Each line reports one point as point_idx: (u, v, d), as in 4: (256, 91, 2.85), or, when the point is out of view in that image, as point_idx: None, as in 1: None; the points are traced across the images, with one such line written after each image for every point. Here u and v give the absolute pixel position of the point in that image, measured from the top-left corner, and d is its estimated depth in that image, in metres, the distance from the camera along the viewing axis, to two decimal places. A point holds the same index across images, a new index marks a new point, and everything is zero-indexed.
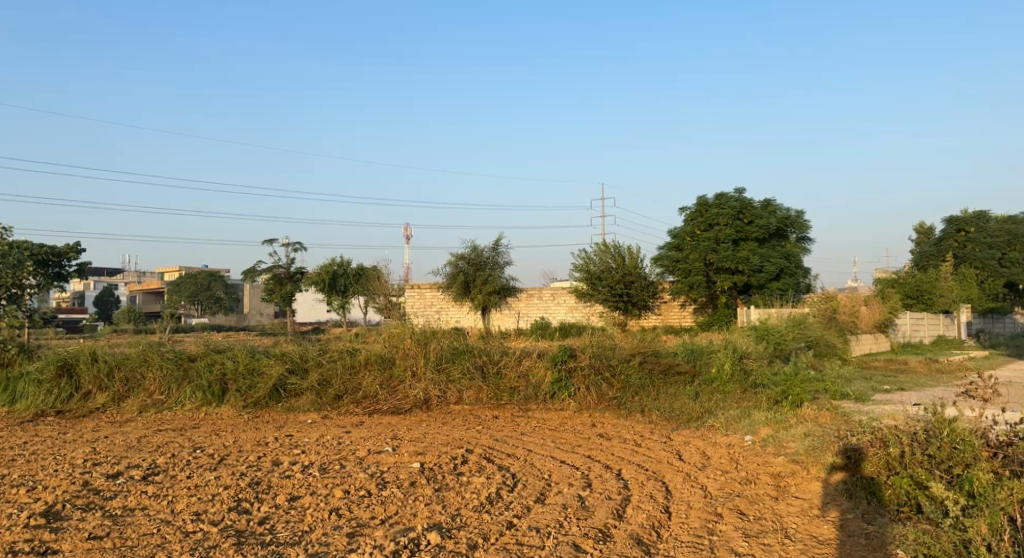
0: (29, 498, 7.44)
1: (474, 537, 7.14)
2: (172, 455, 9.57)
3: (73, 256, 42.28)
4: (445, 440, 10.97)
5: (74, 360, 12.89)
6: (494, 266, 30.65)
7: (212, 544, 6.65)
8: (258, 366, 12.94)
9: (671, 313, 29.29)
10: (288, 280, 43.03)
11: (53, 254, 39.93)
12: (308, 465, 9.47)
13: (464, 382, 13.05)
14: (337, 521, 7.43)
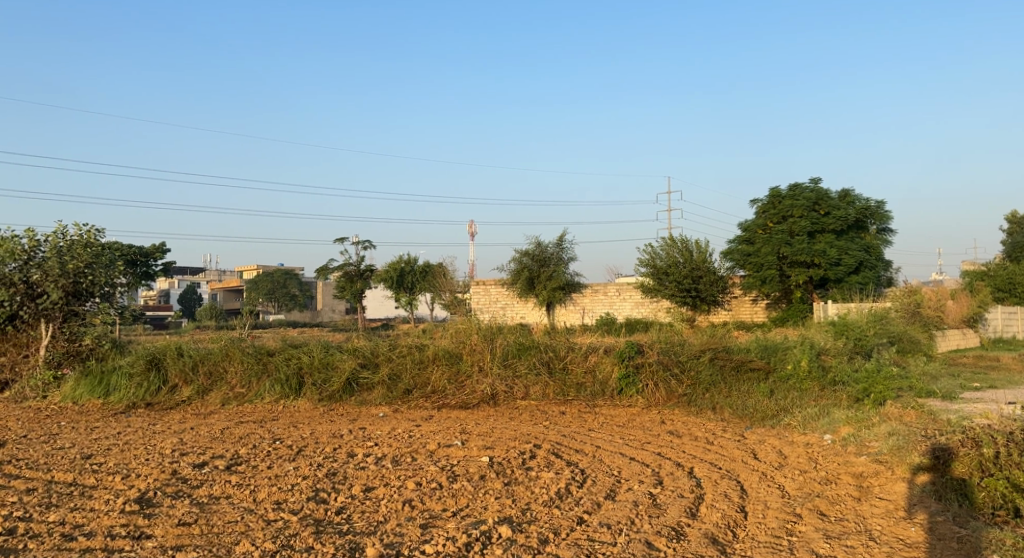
0: (123, 485, 7.78)
1: (546, 532, 7.15)
2: (253, 446, 9.85)
3: (159, 255, 44.05)
4: (513, 435, 11.00)
5: (161, 354, 13.38)
6: (559, 262, 30.60)
7: (292, 532, 6.81)
8: (331, 361, 13.24)
9: (743, 309, 28.79)
10: (358, 278, 43.84)
11: (141, 254, 41.63)
12: (381, 457, 9.63)
13: (531, 378, 13.07)
14: (410, 512, 7.53)
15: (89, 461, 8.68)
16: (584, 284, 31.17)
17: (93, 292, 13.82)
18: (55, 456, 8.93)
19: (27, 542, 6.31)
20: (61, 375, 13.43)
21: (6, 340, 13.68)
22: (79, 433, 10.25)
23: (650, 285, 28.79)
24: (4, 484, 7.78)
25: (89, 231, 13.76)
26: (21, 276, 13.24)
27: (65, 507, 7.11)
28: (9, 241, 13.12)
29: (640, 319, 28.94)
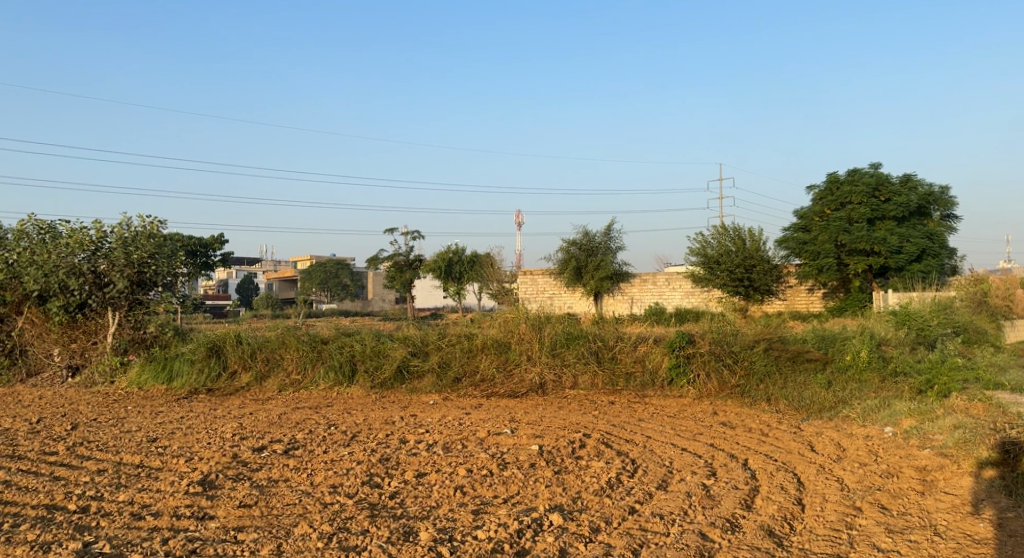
0: (187, 468, 7.98)
1: (597, 521, 7.12)
2: (310, 431, 10.01)
3: (218, 246, 45.18)
4: (563, 424, 10.98)
5: (221, 342, 13.68)
6: (607, 251, 30.36)
7: (348, 515, 6.91)
8: (383, 349, 13.37)
9: (798, 298, 28.27)
10: (407, 268, 44.23)
11: (201, 245, 42.70)
12: (432, 444, 9.70)
13: (580, 367, 13.01)
14: (462, 498, 7.57)
15: (154, 444, 8.92)
16: (633, 273, 30.92)
17: (157, 281, 14.15)
18: (122, 439, 9.20)
19: (99, 520, 6.51)
20: (127, 361, 13.83)
21: (75, 328, 13.97)
22: (144, 417, 10.55)
23: (701, 275, 28.39)
24: (76, 465, 8.05)
25: (152, 222, 14.10)
26: (88, 266, 13.57)
27: (133, 488, 7.32)
28: (78, 232, 13.50)
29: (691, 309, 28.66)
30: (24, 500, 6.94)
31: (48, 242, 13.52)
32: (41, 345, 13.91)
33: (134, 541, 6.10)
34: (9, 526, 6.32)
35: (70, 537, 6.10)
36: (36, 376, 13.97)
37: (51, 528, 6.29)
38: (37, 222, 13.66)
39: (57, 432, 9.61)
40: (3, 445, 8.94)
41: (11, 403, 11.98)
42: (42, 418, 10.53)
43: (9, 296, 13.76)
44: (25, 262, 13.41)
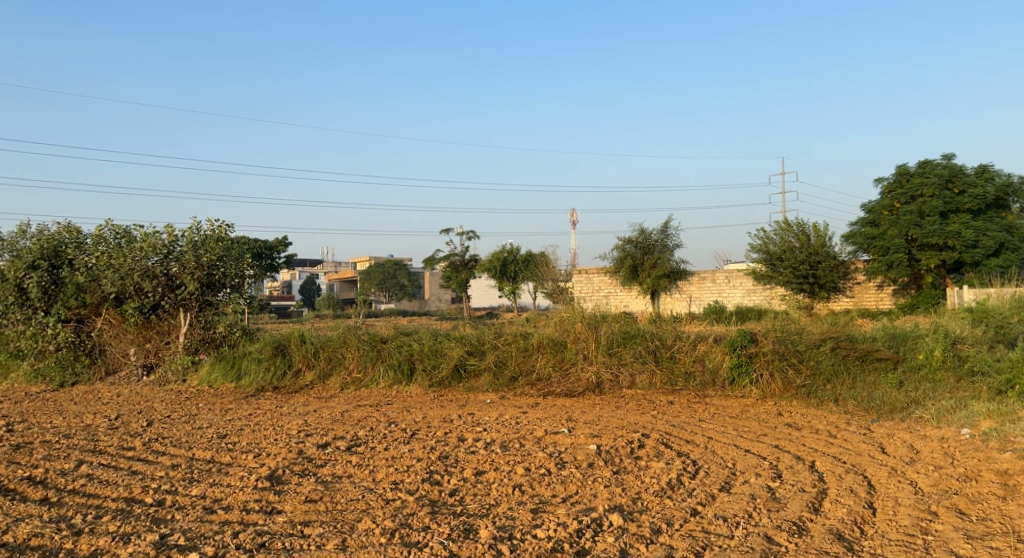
0: (255, 463, 8.13)
1: (658, 522, 7.00)
2: (371, 429, 10.11)
3: (282, 248, 46.20)
4: (621, 424, 10.86)
5: (286, 341, 13.94)
6: (664, 249, 29.94)
7: (410, 512, 6.93)
8: (440, 348, 13.44)
9: (867, 296, 27.48)
10: (463, 267, 44.46)
11: (266, 247, 43.68)
12: (490, 442, 9.70)
13: (638, 366, 12.84)
14: (521, 497, 7.53)
15: (224, 440, 9.12)
16: (691, 270, 30.51)
17: (226, 283, 14.46)
18: (194, 435, 9.44)
19: (174, 513, 6.67)
20: (198, 360, 14.16)
21: (150, 329, 14.40)
22: (215, 414, 10.80)
23: (763, 273, 27.85)
24: (152, 460, 8.27)
25: (220, 226, 14.44)
26: (161, 269, 13.94)
27: (205, 482, 7.48)
28: (151, 236, 13.94)
29: (752, 307, 28.18)
30: (104, 493, 7.17)
31: (123, 247, 13.95)
32: (118, 344, 14.38)
33: (206, 534, 6.23)
34: (92, 517, 6.53)
35: (147, 529, 6.26)
36: (114, 375, 14.52)
37: (129, 520, 6.47)
38: (114, 227, 14.17)
39: (134, 428, 9.91)
40: (85, 440, 9.26)
41: (90, 400, 12.42)
42: (119, 415, 10.86)
43: (88, 299, 14.00)
44: (102, 267, 13.80)
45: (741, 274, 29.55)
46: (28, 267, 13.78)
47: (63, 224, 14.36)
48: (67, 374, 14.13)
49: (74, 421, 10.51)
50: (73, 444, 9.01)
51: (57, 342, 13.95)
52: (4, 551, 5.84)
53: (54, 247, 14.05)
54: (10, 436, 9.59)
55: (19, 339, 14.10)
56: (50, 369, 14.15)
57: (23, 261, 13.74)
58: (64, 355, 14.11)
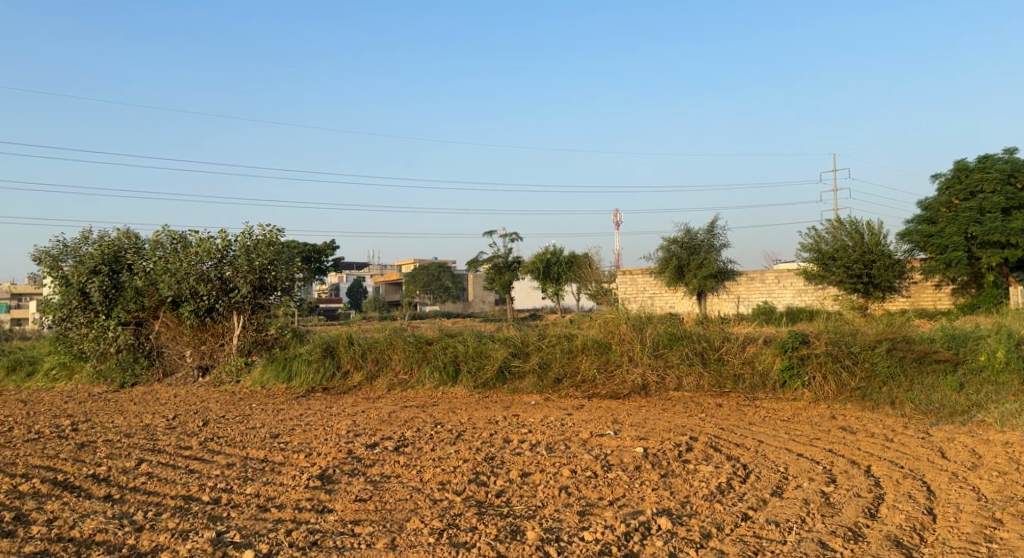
0: (307, 462, 8.21)
1: (708, 526, 6.87)
2: (417, 429, 10.14)
3: (329, 252, 46.80)
4: (668, 426, 10.70)
5: (335, 343, 14.08)
6: (711, 248, 29.53)
7: (457, 512, 6.91)
8: (484, 350, 13.44)
9: (924, 296, 26.60)
10: (506, 269, 44.50)
11: (315, 251, 44.25)
12: (536, 444, 9.64)
13: (685, 368, 12.66)
14: (567, 499, 7.46)
15: (276, 440, 9.23)
16: (739, 271, 30.10)
17: (277, 286, 14.66)
18: (248, 434, 9.57)
19: (229, 511, 6.75)
20: (251, 361, 14.44)
21: (205, 331, 14.63)
22: (267, 414, 10.95)
23: (814, 272, 27.28)
24: (208, 459, 8.40)
25: (272, 230, 14.61)
26: (215, 273, 14.18)
27: (259, 480, 7.58)
28: (206, 241, 14.16)
29: (803, 307, 27.65)
30: (163, 490, 7.30)
31: (179, 252, 14.20)
32: (175, 346, 14.67)
33: (261, 532, 6.29)
34: (152, 514, 6.64)
35: (204, 526, 6.35)
36: (171, 376, 14.78)
37: (187, 517, 6.57)
38: (170, 232, 14.40)
39: (191, 427, 10.10)
40: (144, 439, 9.45)
41: (149, 400, 12.71)
42: (176, 415, 11.07)
43: (146, 303, 14.32)
44: (159, 271, 14.02)
45: (791, 274, 28.97)
46: (90, 271, 14.16)
47: (122, 230, 14.63)
48: (126, 375, 14.41)
49: (133, 421, 10.75)
50: (133, 443, 9.20)
51: (118, 344, 14.35)
52: (71, 546, 5.98)
53: (114, 253, 14.35)
54: (72, 435, 9.83)
55: (82, 341, 14.45)
56: (111, 370, 14.50)
57: (86, 266, 14.12)
58: (125, 356, 14.48)
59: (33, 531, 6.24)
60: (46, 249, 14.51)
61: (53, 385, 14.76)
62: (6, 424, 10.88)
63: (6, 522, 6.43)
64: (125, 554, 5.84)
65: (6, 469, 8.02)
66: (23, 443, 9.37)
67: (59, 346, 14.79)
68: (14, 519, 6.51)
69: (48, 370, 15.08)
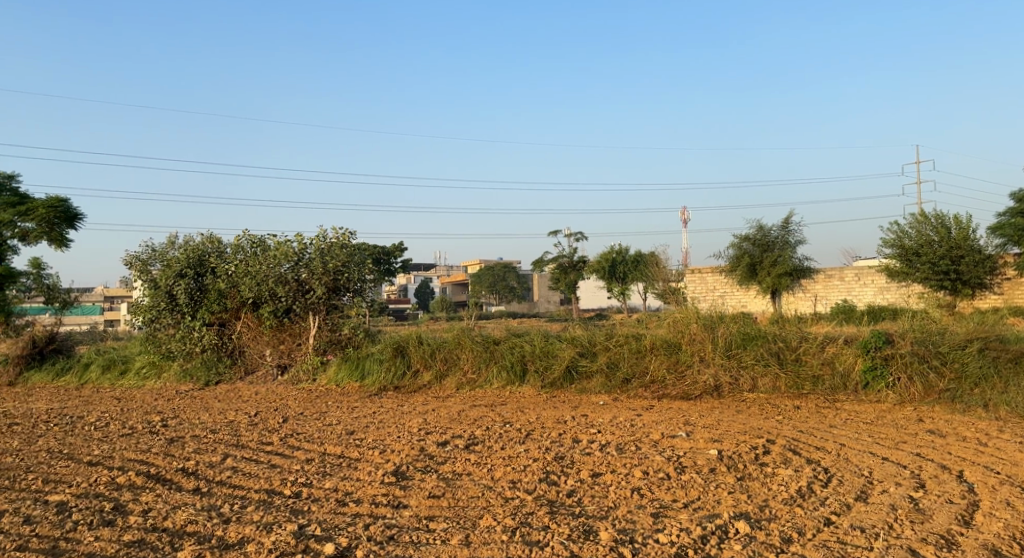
0: (380, 459, 8.25)
1: (789, 531, 6.62)
2: (487, 428, 10.10)
3: (397, 254, 47.44)
4: (743, 429, 10.40)
5: (405, 342, 14.17)
6: (784, 245, 28.77)
7: (529, 511, 6.82)
8: (551, 349, 13.33)
9: (1017, 292, 25.34)
10: (571, 269, 44.33)
11: (384, 253, 44.96)
12: (606, 444, 9.48)
13: (760, 369, 12.29)
14: (640, 500, 7.29)
15: (351, 437, 9.32)
16: (815, 269, 29.32)
17: (349, 287, 14.89)
18: (325, 431, 9.70)
19: (310, 504, 6.83)
20: (327, 360, 14.64)
21: (283, 331, 14.91)
22: (342, 412, 11.09)
23: (897, 269, 26.35)
24: (288, 454, 8.54)
25: (345, 232, 14.82)
26: (292, 275, 14.46)
27: (336, 476, 7.65)
28: (283, 244, 14.49)
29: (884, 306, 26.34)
30: (248, 484, 7.44)
31: (259, 255, 14.56)
32: (255, 345, 15.00)
33: (340, 526, 6.34)
34: (238, 507, 6.75)
35: (287, 519, 6.44)
36: (253, 374, 15.08)
37: (271, 510, 6.67)
38: (250, 236, 14.79)
39: (271, 424, 10.30)
40: (228, 435, 9.69)
41: (232, 398, 13.05)
42: (257, 411, 11.33)
43: (229, 304, 14.71)
44: (240, 274, 14.46)
45: (872, 271, 28.15)
46: (177, 275, 14.62)
47: (205, 235, 15.09)
48: (211, 374, 14.89)
49: (218, 417, 11.04)
50: (219, 439, 9.44)
51: (203, 344, 14.80)
52: (165, 536, 6.14)
53: (199, 257, 14.81)
54: (162, 431, 10.15)
55: (169, 341, 14.93)
56: (196, 369, 14.94)
57: (172, 270, 14.57)
58: (209, 356, 14.95)
59: (130, 521, 6.43)
60: (135, 254, 15.04)
61: (143, 383, 15.29)
62: (101, 419, 11.31)
63: (104, 512, 6.63)
64: (213, 545, 5.95)
65: (104, 463, 8.31)
66: (117, 438, 9.71)
67: (149, 345, 15.31)
68: (113, 509, 6.73)
69: (139, 368, 15.63)
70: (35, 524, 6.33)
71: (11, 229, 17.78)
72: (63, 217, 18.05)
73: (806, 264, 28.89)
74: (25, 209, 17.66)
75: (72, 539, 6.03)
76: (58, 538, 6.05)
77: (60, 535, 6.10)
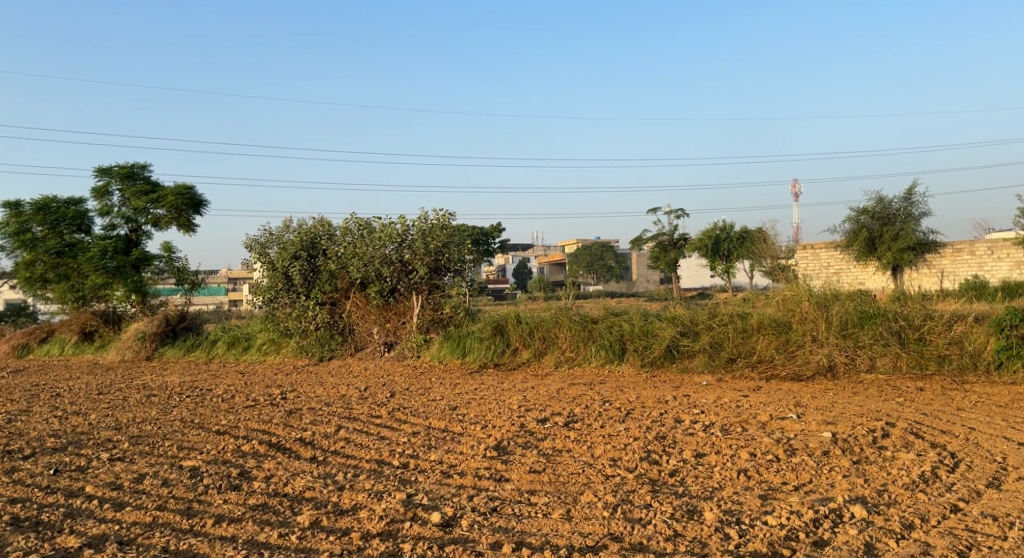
0: (483, 434, 8.34)
1: (910, 517, 6.29)
2: (586, 407, 10.03)
3: (495, 235, 47.87)
4: (859, 411, 9.92)
5: (504, 321, 14.27)
6: (907, 218, 27.15)
7: (630, 489, 6.74)
8: (651, 328, 13.08)
9: None
10: (672, 248, 43.53)
11: (482, 234, 45.42)
12: (710, 425, 9.24)
13: (879, 349, 11.72)
14: (747, 482, 7.08)
15: (454, 412, 9.45)
16: (941, 244, 27.72)
17: (450, 267, 15.06)
18: (430, 406, 9.88)
19: (417, 475, 6.97)
20: (430, 338, 14.82)
21: (389, 310, 15.25)
22: (446, 388, 11.26)
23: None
24: (396, 427, 8.74)
25: (445, 214, 14.98)
26: (397, 256, 14.79)
27: (441, 449, 7.77)
28: (387, 226, 14.82)
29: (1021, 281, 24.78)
30: (360, 454, 7.66)
31: (365, 237, 14.94)
32: (364, 323, 15.44)
33: (446, 496, 6.45)
34: (351, 476, 6.96)
35: (396, 488, 6.60)
36: (362, 351, 15.52)
37: (381, 479, 6.85)
38: (356, 219, 15.17)
39: (380, 398, 10.58)
40: (341, 408, 10.01)
41: (344, 373, 13.47)
42: (367, 386, 11.66)
43: (339, 284, 15.16)
44: (348, 255, 14.87)
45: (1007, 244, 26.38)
46: (292, 257, 15.17)
47: (317, 219, 15.53)
48: (324, 350, 15.41)
49: (331, 391, 11.43)
50: (332, 411, 9.77)
51: (316, 322, 15.27)
52: (286, 500, 6.39)
53: (311, 240, 15.29)
54: (281, 403, 10.59)
55: (286, 319, 15.53)
56: (311, 345, 15.51)
57: (288, 252, 15.13)
58: (322, 334, 15.40)
59: (254, 486, 6.73)
60: (255, 237, 15.68)
61: (265, 359, 16.05)
62: (228, 392, 11.90)
63: (231, 477, 6.97)
64: (329, 511, 6.15)
65: (231, 432, 8.74)
66: (242, 409, 10.20)
67: (268, 323, 16.03)
68: (239, 475, 7.06)
69: (260, 344, 16.36)
70: (171, 486, 6.72)
71: (144, 215, 18.89)
72: (190, 203, 18.99)
73: (931, 238, 27.30)
74: (156, 196, 18.68)
75: (204, 501, 6.37)
76: (192, 500, 6.41)
77: (194, 497, 6.45)
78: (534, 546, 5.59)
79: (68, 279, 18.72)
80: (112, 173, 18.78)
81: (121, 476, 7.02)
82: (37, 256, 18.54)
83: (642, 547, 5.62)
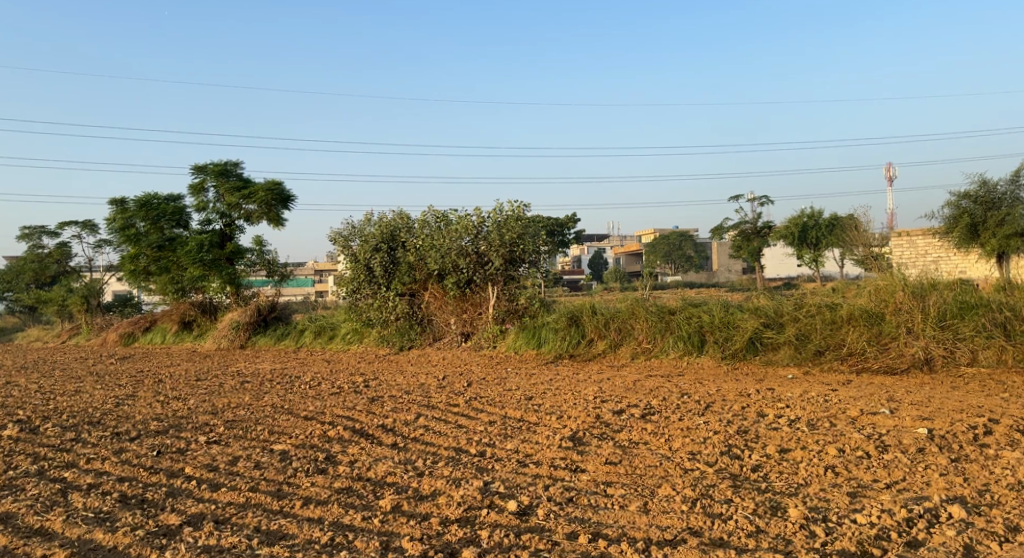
0: (559, 425, 8.35)
1: (1014, 519, 5.97)
2: (664, 399, 9.92)
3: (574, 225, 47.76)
4: (959, 407, 9.47)
5: (580, 312, 14.24)
6: (1013, 202, 25.57)
7: (710, 483, 6.64)
8: (733, 320, 12.80)
9: None
10: (755, 236, 42.44)
11: (559, 225, 45.40)
12: (795, 420, 8.99)
13: (980, 342, 11.16)
14: (835, 479, 6.88)
15: (530, 402, 9.49)
16: None
17: (525, 258, 15.07)
18: (506, 396, 9.97)
19: (493, 464, 7.05)
20: (505, 328, 14.97)
21: (466, 300, 15.43)
22: (522, 378, 11.33)
23: None
24: (473, 416, 8.86)
25: (520, 206, 14.98)
26: (473, 248, 14.90)
27: (518, 438, 7.83)
28: (464, 218, 14.95)
29: None
30: (438, 442, 7.79)
31: (442, 230, 15.13)
32: (442, 315, 15.67)
33: (522, 485, 6.50)
34: (430, 463, 7.10)
35: (473, 476, 6.69)
36: (440, 340, 15.76)
37: (459, 466, 6.96)
38: (433, 212, 15.36)
39: (457, 387, 10.74)
40: (420, 397, 10.21)
41: (424, 362, 13.74)
42: (445, 375, 11.83)
43: (418, 276, 15.41)
44: (426, 247, 15.10)
45: None
46: (373, 249, 15.52)
47: (396, 211, 15.82)
48: (404, 340, 15.73)
49: (412, 380, 11.65)
50: (412, 399, 9.97)
51: (396, 312, 15.59)
52: (369, 485, 6.58)
53: (390, 232, 15.58)
54: (364, 391, 10.88)
55: (368, 310, 15.89)
56: (392, 335, 15.82)
57: (369, 245, 15.49)
58: (402, 324, 15.77)
59: (339, 470, 6.95)
60: (338, 231, 16.09)
61: (348, 348, 16.51)
62: (314, 379, 12.31)
63: (317, 462, 7.20)
64: (409, 497, 6.29)
65: (317, 418, 9.03)
66: (328, 396, 10.54)
67: (351, 314, 16.48)
68: (325, 459, 7.30)
69: (345, 333, 16.85)
70: (262, 469, 7.00)
71: (237, 210, 19.63)
72: (278, 198, 19.62)
73: None
74: (247, 192, 19.38)
75: (292, 484, 6.61)
76: (281, 482, 6.66)
77: (283, 480, 6.71)
78: (611, 538, 5.58)
79: (169, 272, 19.66)
80: (207, 171, 19.64)
81: (216, 459, 7.36)
82: (140, 250, 19.65)
83: (724, 543, 5.54)
